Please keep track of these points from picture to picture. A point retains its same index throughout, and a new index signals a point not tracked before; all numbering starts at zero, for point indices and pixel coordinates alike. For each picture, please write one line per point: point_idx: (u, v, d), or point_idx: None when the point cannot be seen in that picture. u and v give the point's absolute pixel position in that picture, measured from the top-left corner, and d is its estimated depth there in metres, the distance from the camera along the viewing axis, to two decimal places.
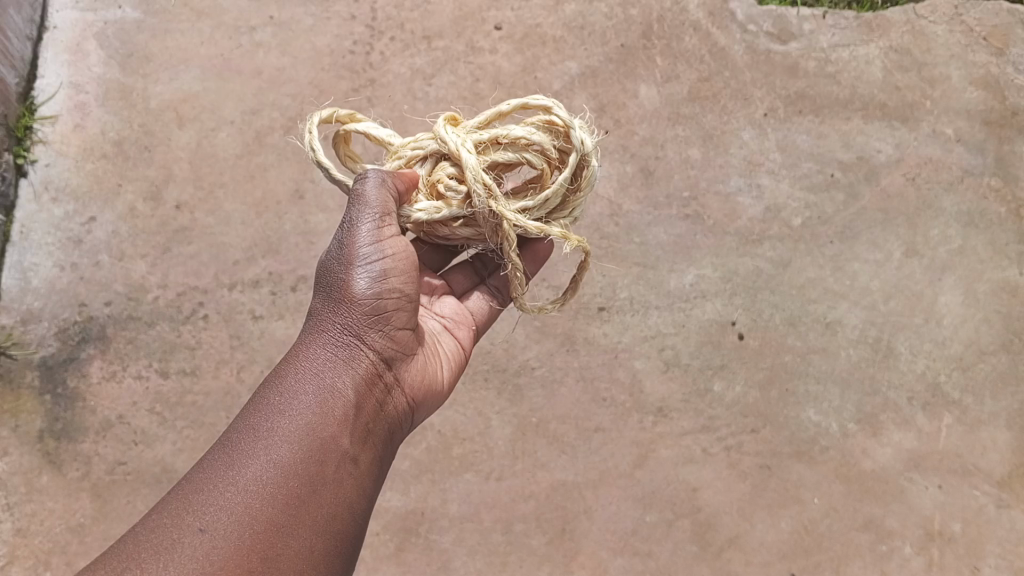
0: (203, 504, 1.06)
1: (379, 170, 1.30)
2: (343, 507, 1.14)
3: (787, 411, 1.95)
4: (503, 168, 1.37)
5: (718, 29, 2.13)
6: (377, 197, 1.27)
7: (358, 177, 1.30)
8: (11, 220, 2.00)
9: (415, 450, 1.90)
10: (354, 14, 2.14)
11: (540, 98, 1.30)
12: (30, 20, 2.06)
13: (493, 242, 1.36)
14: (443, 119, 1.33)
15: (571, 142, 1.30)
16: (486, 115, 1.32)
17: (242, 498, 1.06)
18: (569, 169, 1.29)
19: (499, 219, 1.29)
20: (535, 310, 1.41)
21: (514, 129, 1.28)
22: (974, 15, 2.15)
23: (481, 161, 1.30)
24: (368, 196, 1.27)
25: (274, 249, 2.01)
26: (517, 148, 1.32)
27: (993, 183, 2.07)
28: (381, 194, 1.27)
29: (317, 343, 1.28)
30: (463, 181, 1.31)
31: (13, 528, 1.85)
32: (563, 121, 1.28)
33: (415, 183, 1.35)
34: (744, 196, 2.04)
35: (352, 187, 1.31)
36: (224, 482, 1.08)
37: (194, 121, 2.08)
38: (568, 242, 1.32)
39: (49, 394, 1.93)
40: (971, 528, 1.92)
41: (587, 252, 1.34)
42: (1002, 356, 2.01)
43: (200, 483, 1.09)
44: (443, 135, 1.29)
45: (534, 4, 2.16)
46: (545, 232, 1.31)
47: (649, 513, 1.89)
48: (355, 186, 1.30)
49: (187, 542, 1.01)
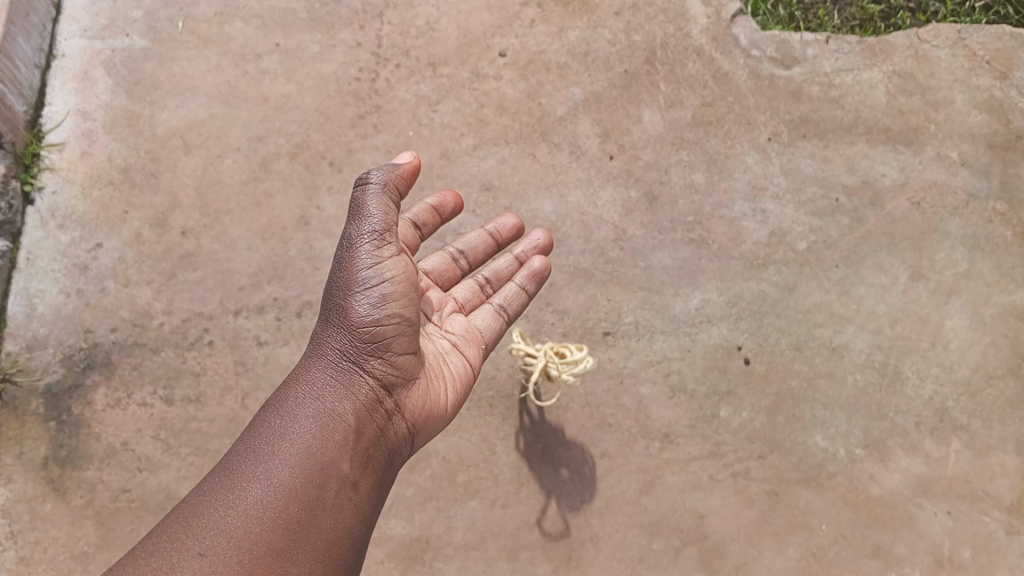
0: (204, 527, 1.15)
1: (381, 180, 1.40)
2: (342, 532, 1.22)
3: (794, 436, 1.94)
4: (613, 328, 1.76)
5: (721, 54, 2.14)
6: (377, 208, 1.38)
7: (361, 185, 1.40)
8: (18, 247, 2.01)
9: (420, 477, 1.90)
10: (360, 42, 2.16)
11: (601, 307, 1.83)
12: (39, 49, 2.09)
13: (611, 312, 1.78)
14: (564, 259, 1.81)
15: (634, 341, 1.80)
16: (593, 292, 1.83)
17: (243, 523, 1.16)
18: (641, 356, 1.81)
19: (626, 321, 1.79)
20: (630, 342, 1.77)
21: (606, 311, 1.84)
22: (977, 39, 2.16)
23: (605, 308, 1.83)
24: (369, 207, 1.38)
25: (279, 274, 2.01)
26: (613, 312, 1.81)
27: (998, 208, 2.07)
28: (381, 207, 1.38)
29: (319, 367, 1.38)
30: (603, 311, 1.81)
31: (15, 557, 1.85)
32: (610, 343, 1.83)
33: (415, 180, 1.46)
34: (749, 221, 2.04)
35: (353, 198, 1.41)
36: (225, 507, 1.18)
37: (201, 147, 2.09)
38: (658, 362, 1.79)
39: (54, 421, 1.92)
40: (982, 555, 1.90)
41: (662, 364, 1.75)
42: (1010, 381, 1.99)
43: (201, 507, 1.18)
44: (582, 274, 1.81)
45: (538, 31, 2.17)
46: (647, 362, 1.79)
47: (656, 541, 1.87)
48: (357, 204, 1.39)
49: (187, 565, 1.10)
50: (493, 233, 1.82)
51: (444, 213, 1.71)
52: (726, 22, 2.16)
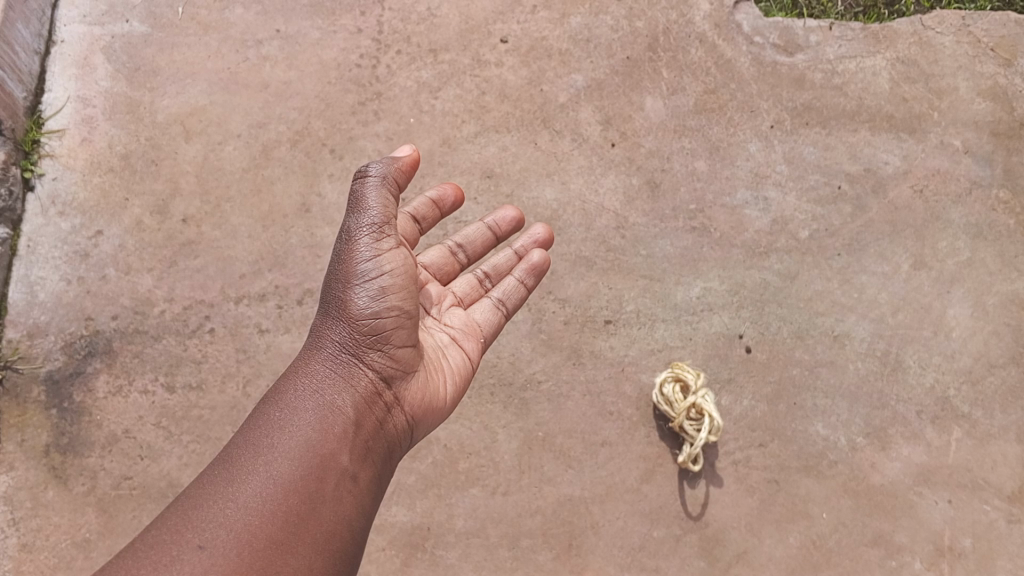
0: (203, 520, 1.14)
1: (381, 174, 1.41)
2: (342, 525, 1.22)
3: (795, 425, 1.93)
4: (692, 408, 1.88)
5: (724, 41, 2.13)
6: (377, 201, 1.39)
7: (359, 178, 1.41)
8: (18, 234, 2.00)
9: (421, 465, 1.90)
10: (360, 28, 2.15)
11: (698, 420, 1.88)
12: (38, 35, 2.08)
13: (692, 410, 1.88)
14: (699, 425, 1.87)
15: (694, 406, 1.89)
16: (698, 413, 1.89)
17: (243, 516, 1.15)
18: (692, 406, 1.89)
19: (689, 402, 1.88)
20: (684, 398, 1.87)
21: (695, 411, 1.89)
22: (981, 26, 2.15)
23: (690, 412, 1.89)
24: (368, 200, 1.38)
25: (280, 262, 2.01)
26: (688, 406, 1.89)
27: (1001, 196, 2.06)
28: (380, 200, 1.39)
29: (318, 360, 1.39)
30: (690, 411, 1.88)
31: (18, 543, 1.85)
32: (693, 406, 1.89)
33: (415, 173, 1.47)
34: (751, 209, 2.03)
35: (352, 191, 1.42)
36: (224, 499, 1.17)
37: (202, 134, 2.08)
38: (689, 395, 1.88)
39: (56, 408, 1.92)
40: (982, 544, 1.90)
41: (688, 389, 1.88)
42: (1011, 369, 1.99)
43: (199, 500, 1.18)
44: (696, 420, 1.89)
45: (539, 17, 2.16)
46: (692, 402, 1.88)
47: (656, 528, 1.88)
48: (355, 194, 1.40)
49: (185, 558, 1.09)
50: (492, 226, 1.80)
51: (444, 207, 1.70)
52: (729, 9, 2.15)
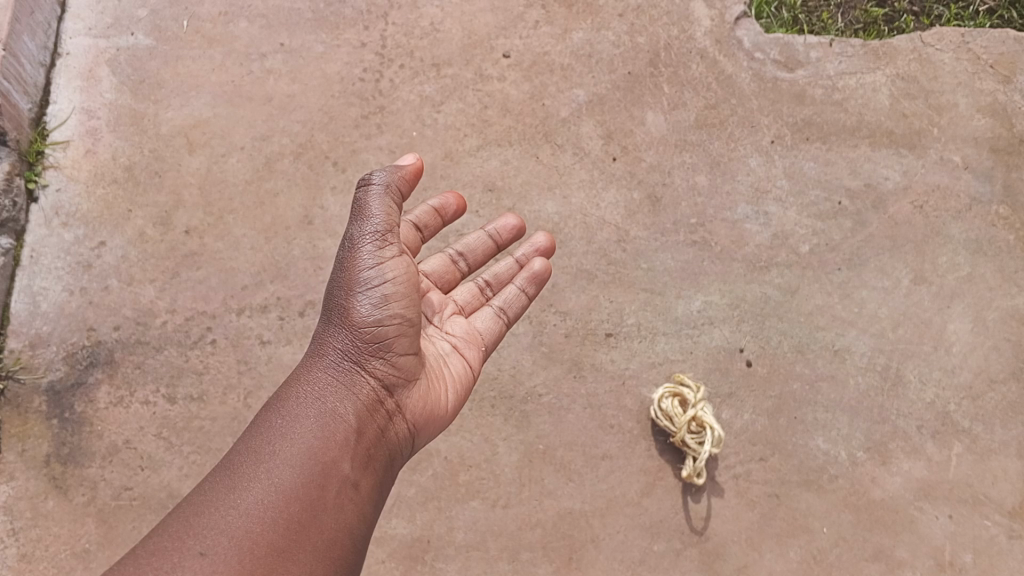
0: (204, 527, 1.14)
1: (384, 181, 1.43)
2: (343, 533, 1.22)
3: (795, 439, 1.94)
4: (699, 424, 1.89)
5: (725, 56, 2.14)
6: (379, 209, 1.39)
7: (363, 186, 1.42)
8: (21, 245, 2.01)
9: (421, 477, 1.90)
10: (364, 42, 2.17)
11: (705, 437, 1.88)
12: (43, 47, 2.10)
13: (699, 427, 1.89)
14: (706, 441, 1.87)
15: (703, 423, 1.89)
16: (705, 430, 1.88)
17: (244, 523, 1.15)
18: (701, 423, 1.88)
19: (697, 418, 1.88)
20: (694, 413, 1.87)
21: (702, 427, 1.89)
22: (980, 43, 2.16)
23: (698, 428, 1.88)
24: (370, 208, 1.39)
25: (282, 274, 2.01)
26: (697, 422, 1.89)
27: (1001, 211, 2.07)
28: (383, 208, 1.40)
29: (319, 367, 1.39)
30: (697, 426, 1.88)
31: (17, 554, 1.85)
32: (702, 423, 1.88)
33: (418, 180, 1.48)
34: (752, 223, 2.04)
35: (355, 198, 1.43)
36: (225, 507, 1.17)
37: (205, 146, 2.09)
38: (699, 412, 1.88)
39: (57, 419, 1.92)
40: (983, 559, 1.90)
41: (698, 405, 1.89)
42: (1012, 385, 1.99)
43: (201, 507, 1.18)
44: (703, 437, 1.88)
45: (542, 33, 2.17)
46: (701, 418, 1.88)
47: (657, 542, 1.87)
48: (359, 201, 1.41)
49: (186, 565, 1.09)
50: (492, 234, 1.81)
51: (445, 215, 1.71)
52: (730, 25, 2.16)
